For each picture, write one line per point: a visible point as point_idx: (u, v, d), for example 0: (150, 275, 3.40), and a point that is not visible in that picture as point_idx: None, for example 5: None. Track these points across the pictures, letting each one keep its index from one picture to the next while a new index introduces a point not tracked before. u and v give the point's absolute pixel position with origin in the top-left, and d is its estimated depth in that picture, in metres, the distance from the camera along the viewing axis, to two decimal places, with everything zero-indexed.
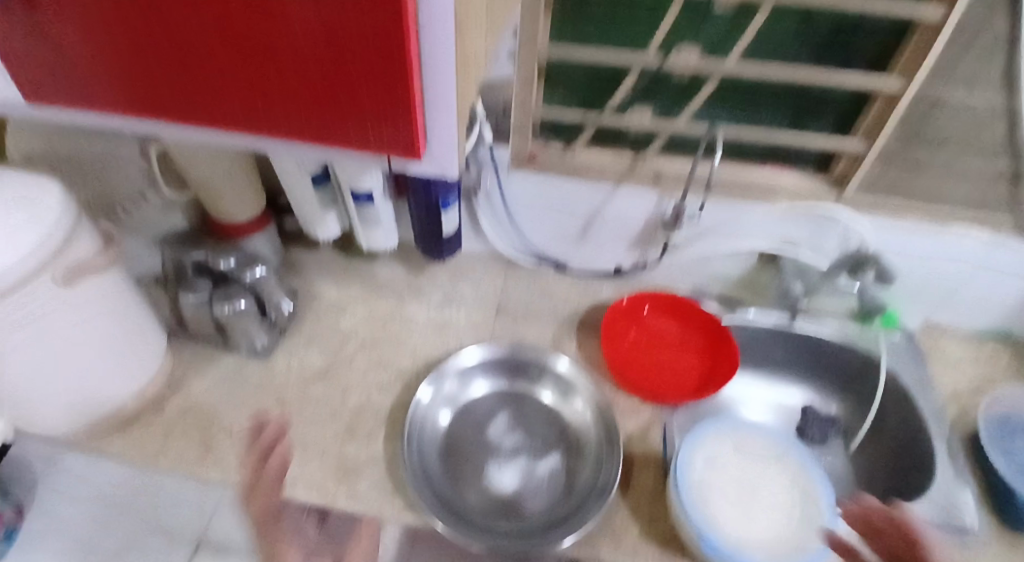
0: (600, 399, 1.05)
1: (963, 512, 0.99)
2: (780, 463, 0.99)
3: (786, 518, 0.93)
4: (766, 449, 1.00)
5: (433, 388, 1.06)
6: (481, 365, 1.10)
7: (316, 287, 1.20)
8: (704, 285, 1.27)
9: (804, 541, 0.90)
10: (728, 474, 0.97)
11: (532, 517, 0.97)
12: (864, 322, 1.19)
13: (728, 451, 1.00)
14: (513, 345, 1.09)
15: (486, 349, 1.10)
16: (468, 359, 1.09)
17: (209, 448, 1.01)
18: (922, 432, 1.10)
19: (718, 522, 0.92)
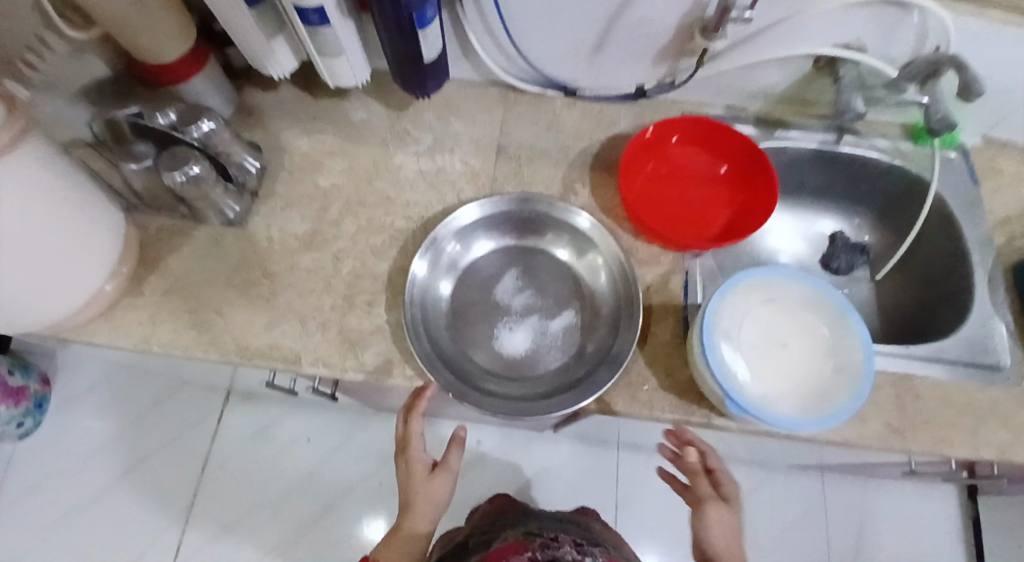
0: (618, 253, 0.96)
1: (993, 349, 0.96)
2: (814, 308, 0.90)
3: (816, 371, 0.86)
4: (801, 293, 0.90)
5: (429, 250, 0.95)
6: (483, 221, 0.99)
7: (286, 138, 1.06)
8: (737, 104, 1.11)
9: (834, 393, 0.84)
10: (756, 324, 0.88)
11: (546, 377, 0.93)
12: (917, 140, 1.07)
13: (758, 298, 0.90)
14: (518, 197, 0.98)
15: (487, 204, 0.98)
16: (467, 217, 0.97)
17: (200, 328, 0.95)
18: (964, 260, 1.02)
19: (743, 379, 0.85)
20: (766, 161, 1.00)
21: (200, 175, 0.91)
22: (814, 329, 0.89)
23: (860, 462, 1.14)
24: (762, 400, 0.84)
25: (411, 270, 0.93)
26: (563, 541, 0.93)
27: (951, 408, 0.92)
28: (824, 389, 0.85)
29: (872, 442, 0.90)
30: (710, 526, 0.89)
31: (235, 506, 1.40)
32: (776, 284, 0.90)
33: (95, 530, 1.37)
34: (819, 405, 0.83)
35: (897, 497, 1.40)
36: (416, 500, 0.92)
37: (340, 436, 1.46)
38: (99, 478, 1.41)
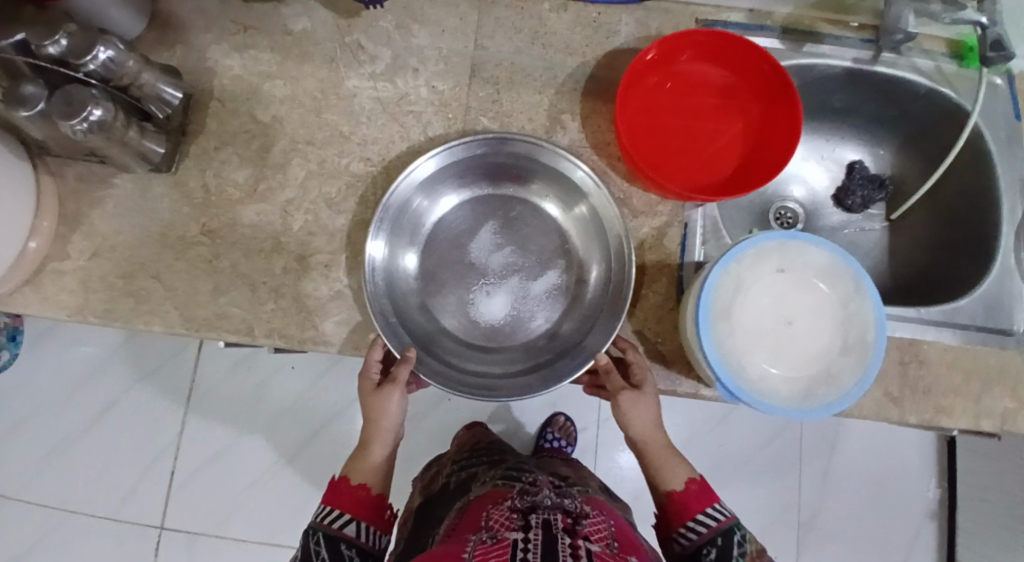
0: (612, 206, 0.82)
1: (1009, 311, 0.87)
2: (832, 275, 0.76)
3: (822, 349, 0.74)
4: (817, 258, 0.76)
5: (386, 214, 0.82)
6: (445, 170, 0.85)
7: (216, 57, 0.89)
8: (762, 8, 0.91)
9: (841, 377, 0.73)
10: (761, 295, 0.75)
11: (532, 344, 0.87)
12: (963, 62, 0.91)
13: (766, 264, 0.76)
14: (489, 142, 0.83)
15: (444, 153, 0.83)
16: (422, 173, 0.82)
17: (137, 293, 0.85)
18: (992, 204, 0.91)
19: (739, 361, 0.73)
20: (796, 100, 0.81)
21: (104, 118, 0.75)
22: (829, 299, 0.76)
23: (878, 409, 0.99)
24: (758, 385, 0.73)
25: (367, 248, 0.80)
26: (541, 482, 0.89)
27: (958, 374, 0.84)
28: (831, 371, 0.74)
29: (868, 413, 0.82)
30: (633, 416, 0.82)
31: (225, 431, 1.41)
32: (790, 247, 0.76)
33: (91, 457, 1.40)
34: (818, 390, 0.73)
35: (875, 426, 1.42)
36: (375, 417, 0.83)
37: (325, 360, 1.43)
38: (87, 407, 1.42)
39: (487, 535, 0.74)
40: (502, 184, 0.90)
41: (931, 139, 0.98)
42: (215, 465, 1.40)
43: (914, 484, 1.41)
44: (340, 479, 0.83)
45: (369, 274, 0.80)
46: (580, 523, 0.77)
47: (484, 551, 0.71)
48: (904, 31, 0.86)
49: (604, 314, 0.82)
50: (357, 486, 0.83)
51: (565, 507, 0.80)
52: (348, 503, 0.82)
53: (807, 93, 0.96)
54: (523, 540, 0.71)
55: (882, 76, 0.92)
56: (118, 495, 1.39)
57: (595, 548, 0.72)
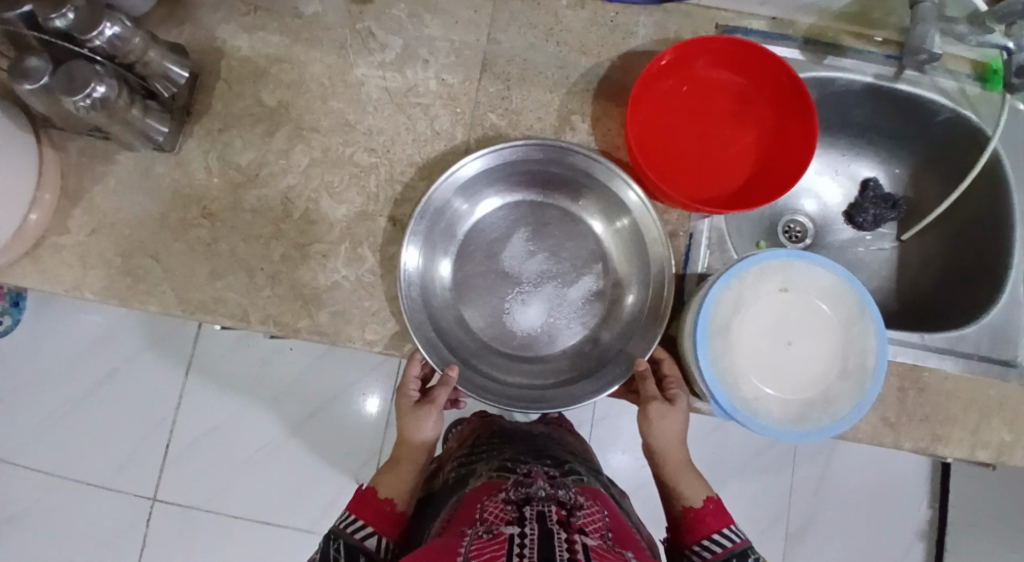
0: (651, 220, 0.79)
1: (1014, 343, 0.86)
2: (836, 297, 0.75)
3: (822, 373, 0.73)
4: (823, 279, 0.75)
5: (424, 215, 0.78)
6: (485, 173, 0.81)
7: (224, 37, 0.88)
8: (784, 17, 0.88)
9: (837, 401, 0.72)
10: (764, 313, 0.74)
11: (570, 357, 0.83)
12: (987, 84, 0.89)
13: (771, 282, 0.74)
14: (531, 147, 0.79)
15: (491, 154, 0.79)
16: (467, 173, 0.79)
17: (135, 273, 0.85)
18: (1006, 232, 0.89)
19: (736, 379, 0.72)
20: (813, 112, 0.79)
21: (105, 96, 0.75)
22: (832, 322, 0.74)
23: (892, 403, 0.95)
24: (753, 405, 0.72)
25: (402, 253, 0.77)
26: (537, 474, 0.81)
27: (957, 404, 0.83)
28: (828, 395, 0.73)
29: (863, 437, 0.81)
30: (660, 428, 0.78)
31: (223, 408, 1.41)
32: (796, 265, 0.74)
33: (89, 425, 1.41)
34: (815, 414, 0.72)
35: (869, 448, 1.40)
36: (405, 437, 0.82)
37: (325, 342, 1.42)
38: (86, 375, 1.42)
39: (483, 530, 0.68)
40: (541, 190, 0.86)
41: (947, 160, 0.96)
42: (212, 440, 1.41)
43: (907, 503, 1.40)
44: (367, 490, 0.79)
45: (405, 282, 0.77)
46: (575, 514, 0.72)
47: (478, 547, 0.64)
48: (929, 52, 0.83)
49: (642, 328, 0.79)
50: (384, 500, 0.79)
51: (560, 498, 0.75)
52: (372, 516, 0.77)
53: (825, 106, 0.94)
54: (520, 534, 0.65)
55: (902, 94, 0.90)
56: (115, 464, 1.40)
57: (592, 542, 0.66)
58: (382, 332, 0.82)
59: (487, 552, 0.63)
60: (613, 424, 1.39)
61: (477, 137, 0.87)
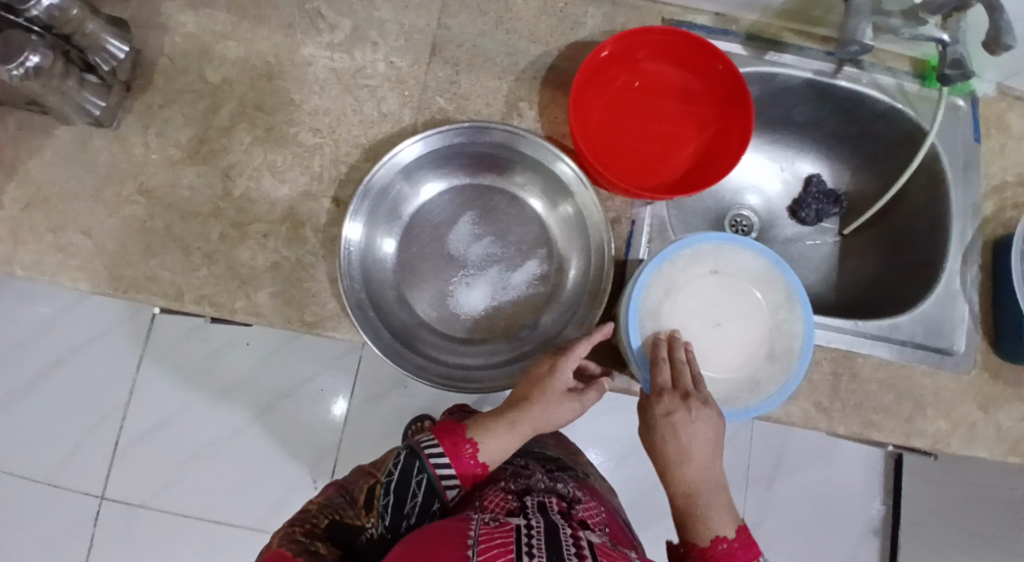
0: (591, 206, 0.79)
1: (949, 332, 0.87)
2: (766, 281, 0.76)
3: (750, 356, 0.74)
4: (752, 264, 0.76)
5: (366, 195, 0.77)
6: (426, 157, 0.81)
7: (170, 13, 0.87)
8: (729, 13, 0.90)
9: (764, 383, 0.73)
10: (694, 296, 0.75)
11: (511, 337, 0.83)
12: (926, 82, 0.92)
13: (702, 266, 0.76)
14: (471, 130, 0.79)
15: (429, 138, 0.79)
16: (406, 156, 0.78)
17: (68, 248, 0.82)
18: (942, 227, 0.91)
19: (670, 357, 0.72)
20: (749, 96, 0.80)
21: (42, 63, 0.74)
22: (760, 306, 0.76)
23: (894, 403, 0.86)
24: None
25: (344, 231, 0.76)
26: (535, 467, 0.85)
27: (890, 392, 0.85)
28: (757, 378, 0.74)
29: (796, 422, 0.82)
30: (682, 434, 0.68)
31: (169, 404, 1.37)
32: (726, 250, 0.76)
33: (33, 418, 1.36)
34: (744, 397, 0.73)
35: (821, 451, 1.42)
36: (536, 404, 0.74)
37: (282, 336, 1.39)
38: (29, 368, 1.37)
39: (489, 517, 0.68)
40: (484, 175, 0.86)
41: (886, 158, 0.98)
42: (160, 435, 1.36)
43: (855, 503, 1.41)
44: (466, 441, 0.73)
45: (345, 262, 0.76)
46: (574, 508, 0.75)
47: (487, 532, 0.63)
48: (861, 43, 0.81)
49: (583, 308, 0.79)
50: (479, 462, 0.73)
51: (559, 491, 0.78)
52: (464, 473, 0.73)
53: (769, 102, 0.96)
54: (526, 527, 0.65)
55: (844, 91, 0.92)
56: (59, 458, 1.36)
57: (595, 541, 0.66)
58: (320, 314, 0.81)
59: (497, 539, 0.61)
60: None
61: (424, 121, 0.86)
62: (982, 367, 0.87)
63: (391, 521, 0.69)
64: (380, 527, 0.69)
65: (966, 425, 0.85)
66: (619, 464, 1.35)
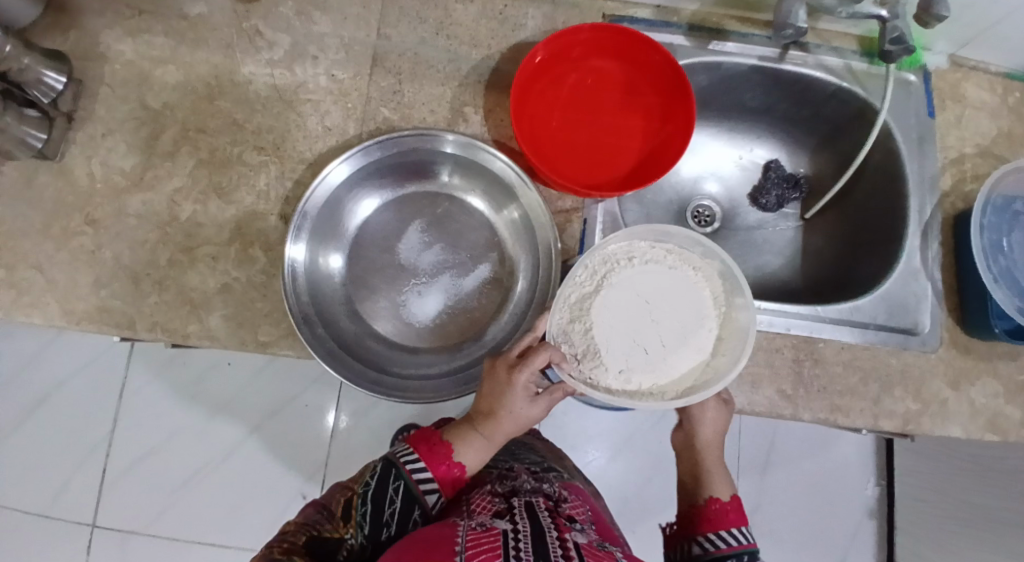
0: (534, 207, 0.79)
1: (913, 309, 0.86)
2: (681, 256, 0.77)
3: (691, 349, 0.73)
4: (665, 244, 0.78)
5: (308, 214, 0.77)
6: (365, 170, 0.80)
7: (107, 42, 0.87)
8: (669, 4, 0.90)
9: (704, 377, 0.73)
10: (616, 286, 0.75)
11: (464, 340, 0.82)
12: (872, 59, 0.91)
13: (615, 257, 0.76)
14: (406, 138, 0.78)
15: (365, 151, 0.78)
16: (337, 176, 0.77)
17: (19, 284, 0.82)
18: (901, 203, 0.90)
19: (608, 347, 0.72)
20: (689, 84, 0.80)
21: None
22: (682, 281, 0.76)
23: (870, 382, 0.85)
24: (625, 382, 0.72)
25: (286, 252, 0.75)
26: (520, 468, 0.84)
27: (855, 374, 0.84)
28: (703, 357, 0.74)
29: (762, 410, 0.82)
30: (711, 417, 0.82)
31: (150, 431, 1.36)
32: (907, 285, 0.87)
33: (19, 454, 1.37)
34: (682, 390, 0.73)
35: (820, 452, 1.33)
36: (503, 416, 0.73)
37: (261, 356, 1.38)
38: (11, 405, 1.37)
39: (475, 522, 0.67)
40: (429, 182, 0.85)
41: (842, 137, 0.97)
42: (145, 464, 1.36)
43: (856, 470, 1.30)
44: (440, 444, 0.75)
45: (290, 280, 0.76)
46: (560, 505, 0.75)
47: (474, 538, 0.62)
48: (795, 27, 0.79)
49: (534, 311, 0.78)
50: (455, 463, 0.75)
51: (545, 491, 0.77)
52: (441, 476, 0.74)
53: (719, 89, 0.95)
54: (513, 531, 0.65)
55: (792, 74, 0.91)
56: (52, 492, 1.36)
57: (581, 540, 0.67)
58: (274, 334, 0.80)
59: (484, 544, 0.61)
60: (559, 422, 1.32)
61: (369, 132, 0.86)
62: (950, 343, 0.86)
63: (369, 530, 0.70)
64: (360, 537, 0.70)
65: (937, 402, 0.84)
66: (611, 459, 1.32)
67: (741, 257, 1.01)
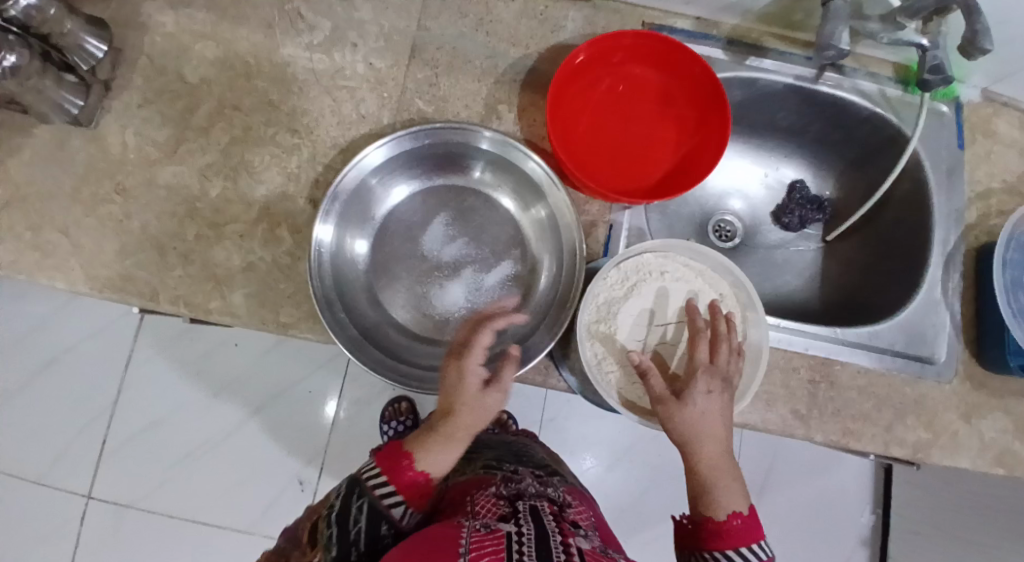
0: (560, 208, 0.79)
1: (931, 340, 0.87)
2: (711, 280, 0.80)
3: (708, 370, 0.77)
4: (697, 264, 0.80)
5: (338, 197, 0.77)
6: (398, 159, 0.81)
7: (149, 13, 0.87)
8: (709, 17, 0.90)
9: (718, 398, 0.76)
10: (642, 297, 0.79)
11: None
12: (908, 87, 0.92)
13: (647, 268, 0.79)
14: (440, 130, 0.79)
15: (399, 139, 0.79)
16: (374, 159, 0.78)
17: (46, 247, 0.82)
18: (925, 233, 0.90)
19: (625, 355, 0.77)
20: (727, 100, 0.79)
21: (14, 63, 0.76)
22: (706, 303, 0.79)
23: (884, 409, 0.85)
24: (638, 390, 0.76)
25: (314, 232, 0.75)
26: (524, 472, 0.84)
27: (869, 400, 0.85)
28: None
29: (774, 428, 0.82)
30: (695, 408, 0.68)
31: (154, 403, 1.36)
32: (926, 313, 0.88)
33: (22, 416, 1.37)
34: None
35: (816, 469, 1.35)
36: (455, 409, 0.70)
37: (270, 338, 1.39)
38: (17, 368, 1.38)
39: (480, 523, 0.66)
40: (456, 176, 0.85)
41: (871, 162, 0.97)
42: (147, 436, 1.36)
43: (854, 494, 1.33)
44: (401, 455, 0.69)
45: (315, 263, 0.76)
46: (564, 510, 0.75)
47: (477, 540, 0.61)
48: (838, 48, 0.79)
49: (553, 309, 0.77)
50: (419, 472, 0.68)
51: (549, 496, 0.77)
52: (405, 488, 0.68)
53: (752, 106, 0.95)
54: (517, 533, 0.63)
55: (826, 96, 0.92)
56: (49, 457, 1.36)
57: (585, 546, 0.65)
58: (293, 315, 0.81)
59: (488, 547, 0.60)
60: (561, 425, 1.35)
61: (402, 122, 0.86)
62: (965, 375, 0.86)
63: (335, 554, 0.67)
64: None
65: (948, 433, 0.84)
66: (609, 468, 1.35)
67: (760, 274, 1.02)
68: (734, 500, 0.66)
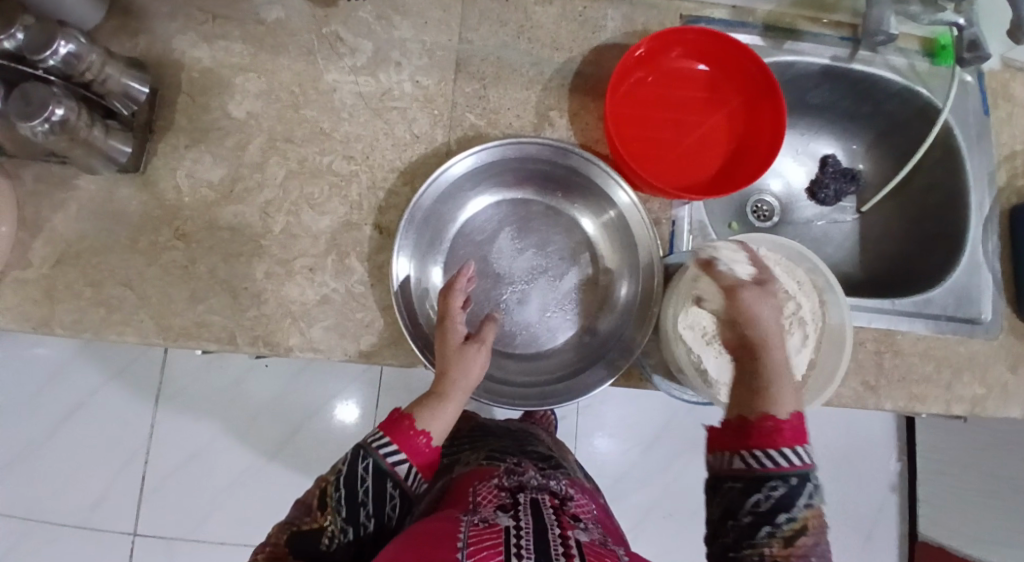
0: (635, 215, 0.80)
1: (978, 301, 0.91)
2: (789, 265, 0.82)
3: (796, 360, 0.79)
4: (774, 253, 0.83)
5: (410, 225, 0.77)
6: (464, 178, 0.81)
7: (182, 47, 0.84)
8: (744, 5, 0.91)
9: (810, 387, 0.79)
10: None
11: (563, 347, 0.84)
12: (936, 60, 0.95)
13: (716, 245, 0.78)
14: (507, 146, 0.79)
15: (465, 161, 0.79)
16: (449, 177, 0.78)
17: (107, 301, 0.80)
18: (961, 197, 0.94)
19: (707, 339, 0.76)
20: (777, 87, 0.82)
21: (67, 117, 0.71)
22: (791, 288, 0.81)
23: (942, 371, 0.89)
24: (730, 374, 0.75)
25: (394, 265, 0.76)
26: (527, 464, 0.81)
27: (930, 362, 0.89)
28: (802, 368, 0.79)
29: (847, 401, 0.86)
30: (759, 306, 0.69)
31: (193, 436, 1.34)
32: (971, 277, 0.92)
33: (53, 466, 1.32)
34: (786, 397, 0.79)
35: (853, 427, 1.40)
36: (448, 370, 0.73)
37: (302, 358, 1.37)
38: (42, 417, 1.32)
39: (478, 517, 0.65)
40: (517, 188, 0.87)
41: (901, 132, 1.01)
42: (188, 470, 1.33)
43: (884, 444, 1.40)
44: (403, 416, 0.71)
45: (398, 296, 0.76)
46: (566, 503, 0.72)
47: (476, 535, 0.60)
48: (886, 32, 0.88)
49: (632, 322, 0.80)
50: (420, 430, 0.70)
51: (551, 488, 0.75)
52: (408, 445, 0.69)
53: (786, 89, 0.98)
54: (516, 527, 0.63)
55: (858, 74, 0.94)
56: (89, 501, 1.31)
57: (584, 538, 0.64)
58: (375, 344, 0.81)
59: (487, 541, 0.59)
60: (599, 412, 1.38)
61: (457, 139, 0.86)
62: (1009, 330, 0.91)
63: (347, 515, 0.67)
64: (337, 524, 0.67)
65: (1001, 386, 0.89)
66: (649, 450, 1.38)
67: None
68: (795, 401, 0.65)
